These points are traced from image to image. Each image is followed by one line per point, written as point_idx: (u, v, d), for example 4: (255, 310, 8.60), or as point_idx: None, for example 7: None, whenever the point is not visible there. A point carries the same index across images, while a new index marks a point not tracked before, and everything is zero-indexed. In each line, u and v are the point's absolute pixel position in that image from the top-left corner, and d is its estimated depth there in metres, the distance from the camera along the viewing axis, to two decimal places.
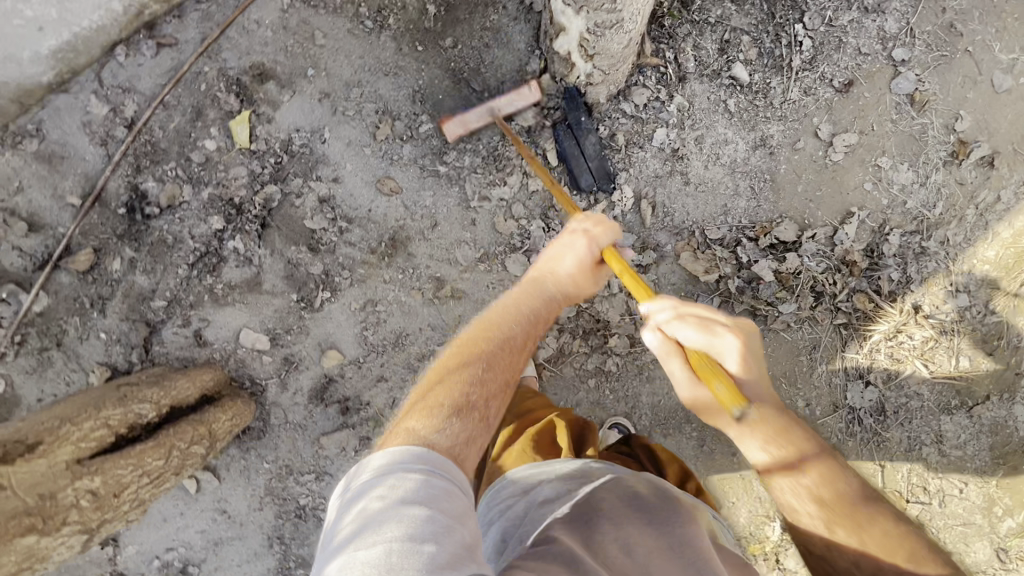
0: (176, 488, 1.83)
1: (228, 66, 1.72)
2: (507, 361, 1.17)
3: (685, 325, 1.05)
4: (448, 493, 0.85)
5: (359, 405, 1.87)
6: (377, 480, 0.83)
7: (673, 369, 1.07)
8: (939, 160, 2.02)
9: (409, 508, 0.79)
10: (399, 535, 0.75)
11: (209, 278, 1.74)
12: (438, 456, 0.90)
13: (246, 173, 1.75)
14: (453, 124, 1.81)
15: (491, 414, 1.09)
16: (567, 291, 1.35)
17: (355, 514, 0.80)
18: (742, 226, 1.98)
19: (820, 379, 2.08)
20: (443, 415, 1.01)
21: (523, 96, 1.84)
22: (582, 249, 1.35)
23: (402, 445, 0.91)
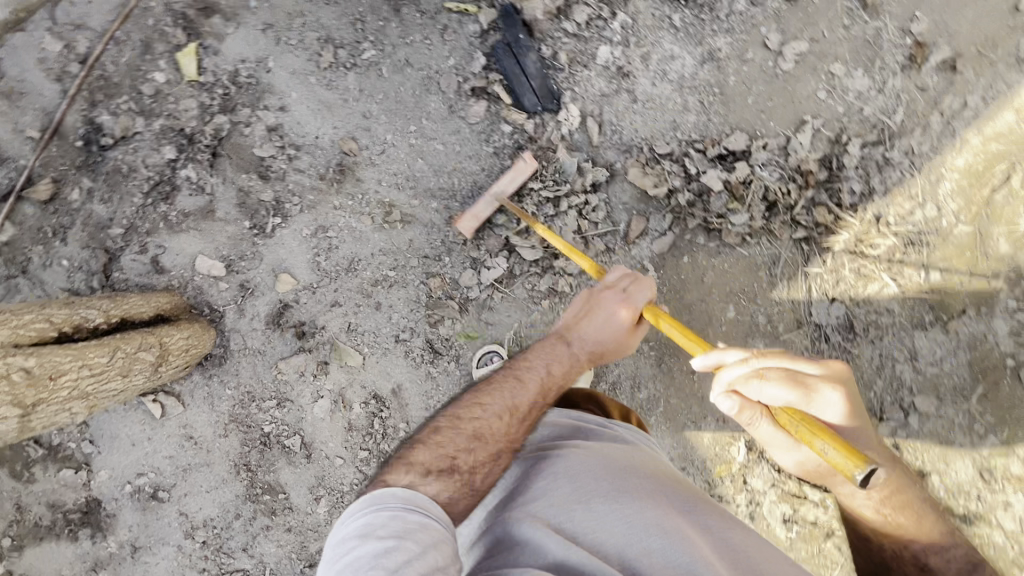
0: (143, 413, 1.91)
1: (174, 2, 1.81)
2: (505, 431, 1.23)
3: (772, 381, 1.08)
4: (423, 527, 0.96)
5: (315, 329, 1.92)
6: (360, 518, 0.94)
7: (763, 429, 1.18)
8: (896, 64, 1.98)
9: (386, 540, 0.90)
10: (376, 565, 0.86)
11: (164, 206, 1.81)
12: (415, 496, 1.01)
13: (196, 105, 1.82)
14: (467, 219, 1.88)
15: (476, 481, 1.13)
16: (590, 348, 1.42)
17: (339, 551, 0.90)
18: (691, 140, 1.96)
19: (781, 296, 2.04)
20: (428, 471, 1.09)
21: (522, 171, 1.92)
22: (615, 311, 1.42)
23: (381, 488, 1.01)
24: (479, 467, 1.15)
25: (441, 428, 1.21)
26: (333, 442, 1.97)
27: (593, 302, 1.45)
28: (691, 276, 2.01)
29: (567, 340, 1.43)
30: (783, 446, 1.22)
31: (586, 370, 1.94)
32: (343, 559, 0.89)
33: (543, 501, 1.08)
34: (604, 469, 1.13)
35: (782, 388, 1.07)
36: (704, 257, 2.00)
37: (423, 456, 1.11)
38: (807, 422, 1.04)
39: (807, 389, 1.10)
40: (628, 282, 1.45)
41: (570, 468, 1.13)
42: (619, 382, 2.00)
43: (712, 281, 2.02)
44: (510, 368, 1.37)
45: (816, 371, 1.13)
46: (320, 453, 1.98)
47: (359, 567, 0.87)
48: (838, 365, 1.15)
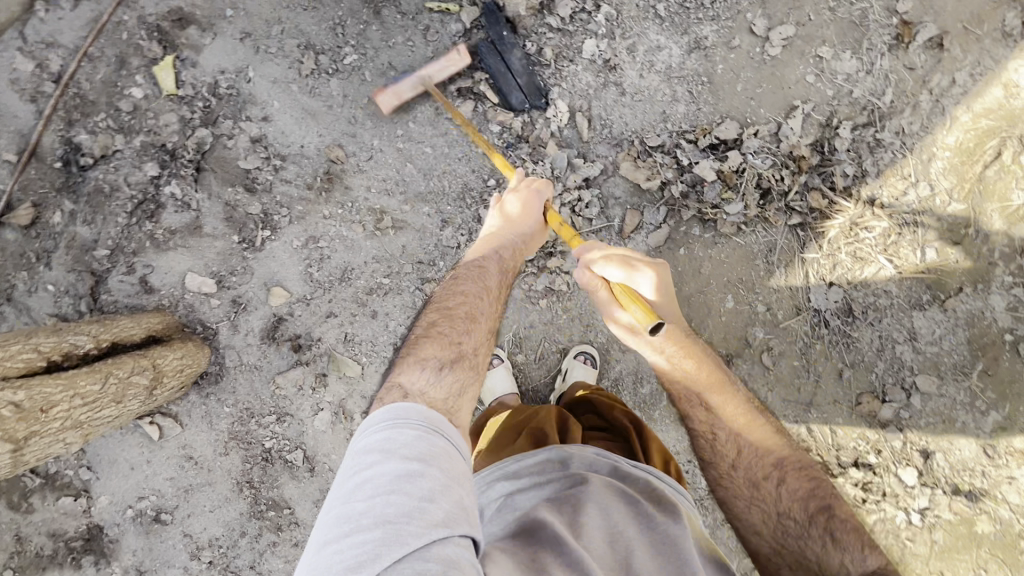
0: (140, 436, 1.87)
1: (148, 14, 1.76)
2: (488, 309, 1.33)
3: (609, 266, 1.31)
4: (445, 454, 0.89)
5: (311, 341, 1.89)
6: (383, 435, 0.89)
7: (614, 307, 1.36)
8: (883, 45, 1.96)
9: (409, 465, 0.84)
10: (398, 490, 0.80)
11: (149, 224, 1.77)
12: (435, 414, 0.96)
13: (177, 119, 1.78)
14: (388, 95, 1.78)
15: (479, 358, 1.23)
16: (523, 243, 1.53)
17: (358, 467, 0.85)
18: (682, 131, 1.94)
19: (780, 284, 2.03)
20: (440, 364, 1.13)
21: (456, 63, 1.84)
22: (536, 207, 1.57)
23: (401, 404, 0.96)
24: (479, 348, 1.24)
25: (432, 326, 1.24)
26: (335, 454, 1.95)
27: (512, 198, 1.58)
28: (688, 271, 1.98)
29: (507, 231, 1.53)
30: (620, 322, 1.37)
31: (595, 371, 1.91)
32: (362, 478, 0.82)
33: (580, 535, 0.97)
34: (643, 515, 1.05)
35: (614, 267, 1.30)
36: (700, 249, 1.98)
37: (431, 353, 1.15)
38: (635, 296, 1.31)
39: (633, 268, 1.30)
40: (534, 183, 1.61)
41: (610, 502, 1.05)
42: (621, 378, 1.99)
43: (710, 272, 2.00)
44: (469, 263, 1.44)
45: (646, 260, 1.32)
46: (324, 466, 1.96)
47: (378, 491, 0.81)
48: (661, 262, 1.32)
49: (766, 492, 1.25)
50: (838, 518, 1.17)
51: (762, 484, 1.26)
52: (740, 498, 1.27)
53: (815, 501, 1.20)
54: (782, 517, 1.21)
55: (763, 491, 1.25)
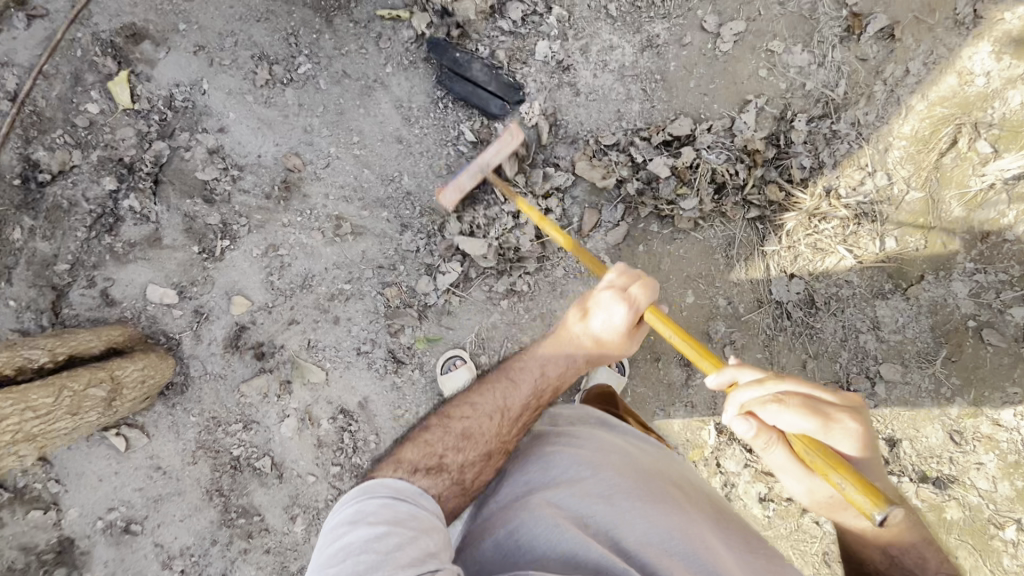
0: (108, 448, 1.88)
1: (101, 30, 1.77)
2: (492, 431, 1.23)
3: (797, 416, 0.98)
4: (414, 516, 0.97)
5: (274, 349, 1.91)
6: (351, 507, 0.96)
7: (778, 459, 1.04)
8: (834, 37, 1.98)
9: (377, 526, 0.91)
10: (367, 548, 0.87)
11: (108, 237, 1.79)
12: (407, 488, 1.02)
13: (134, 133, 1.80)
14: (450, 192, 1.81)
15: (466, 480, 1.15)
16: (586, 351, 1.35)
17: (329, 538, 0.91)
18: (636, 129, 1.96)
19: (740, 277, 2.05)
20: (421, 469, 1.10)
21: (509, 142, 1.84)
22: (613, 310, 1.29)
23: (375, 479, 1.03)
24: (469, 465, 1.17)
25: (430, 427, 1.22)
26: (304, 460, 1.97)
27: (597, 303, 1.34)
28: (649, 267, 2.01)
29: (565, 343, 1.36)
30: (785, 471, 1.05)
31: (619, 376, 1.97)
32: (335, 544, 0.90)
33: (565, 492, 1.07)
34: (635, 480, 1.13)
35: (800, 416, 0.97)
36: (659, 245, 2.01)
37: (412, 455, 1.12)
38: (824, 453, 0.97)
39: (827, 418, 0.99)
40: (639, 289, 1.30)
41: (599, 465, 1.14)
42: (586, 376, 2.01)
43: (669, 268, 2.02)
44: (508, 367, 1.35)
45: (836, 399, 1.02)
46: (292, 472, 1.97)
47: (350, 551, 0.88)
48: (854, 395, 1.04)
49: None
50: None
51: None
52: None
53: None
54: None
55: None
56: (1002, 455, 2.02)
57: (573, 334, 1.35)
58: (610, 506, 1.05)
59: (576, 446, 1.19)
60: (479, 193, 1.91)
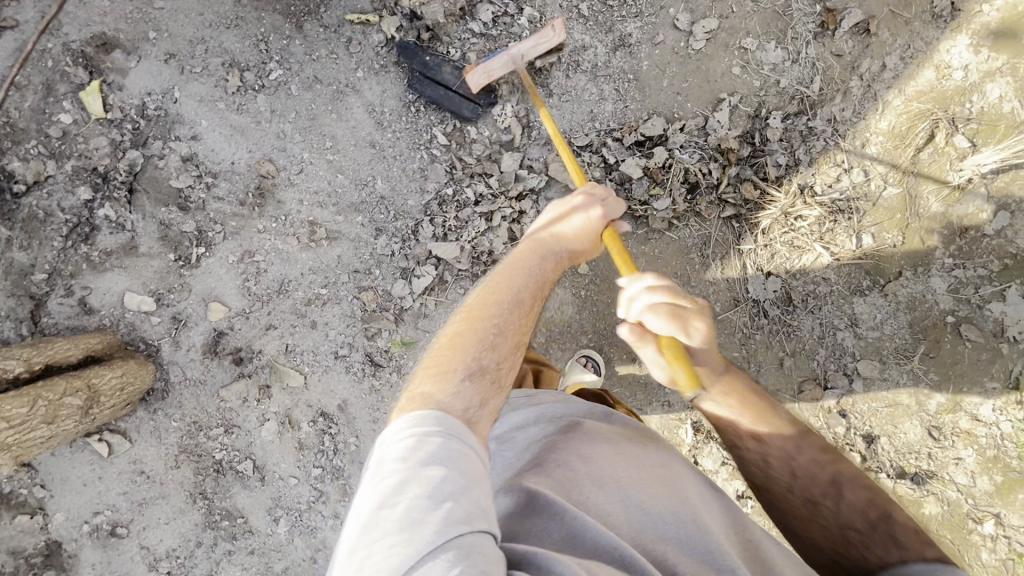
0: (91, 454, 1.91)
1: (71, 40, 1.77)
2: (522, 324, 1.14)
3: (655, 315, 1.15)
4: (469, 454, 0.85)
5: (252, 354, 1.93)
6: (400, 439, 0.83)
7: (646, 354, 1.23)
8: (808, 33, 1.97)
9: (428, 470, 0.80)
10: (419, 497, 0.77)
11: (85, 246, 1.81)
12: (454, 414, 0.89)
13: (107, 142, 1.81)
14: (478, 74, 1.77)
15: (506, 376, 1.04)
16: (570, 250, 1.37)
17: (378, 476, 0.80)
18: (610, 129, 1.95)
19: (716, 276, 2.05)
20: (460, 375, 0.97)
21: (551, 39, 1.80)
22: (592, 216, 1.43)
23: (420, 406, 0.90)
24: (509, 360, 1.06)
25: (457, 330, 1.07)
26: (285, 463, 1.99)
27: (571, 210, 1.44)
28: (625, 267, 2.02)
29: (552, 240, 1.36)
30: (652, 364, 1.23)
31: (597, 378, 1.94)
32: (382, 483, 0.79)
33: (562, 477, 1.07)
34: (629, 464, 1.13)
35: (661, 320, 1.13)
36: (634, 245, 2.00)
37: (451, 361, 0.98)
38: (676, 347, 1.20)
39: (683, 322, 1.14)
40: (608, 197, 1.49)
41: (591, 454, 1.13)
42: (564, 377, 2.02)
43: (645, 268, 2.03)
44: (507, 265, 1.26)
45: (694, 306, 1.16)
46: (274, 475, 1.99)
47: (399, 493, 0.78)
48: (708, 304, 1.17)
49: (824, 509, 1.08)
50: (903, 524, 1.01)
51: (818, 501, 1.09)
52: (800, 518, 1.12)
53: (876, 509, 1.04)
54: (843, 531, 1.06)
55: (821, 509, 1.09)
56: (981, 450, 2.02)
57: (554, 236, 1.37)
58: (607, 490, 1.06)
59: (567, 433, 1.20)
60: (446, 192, 1.92)
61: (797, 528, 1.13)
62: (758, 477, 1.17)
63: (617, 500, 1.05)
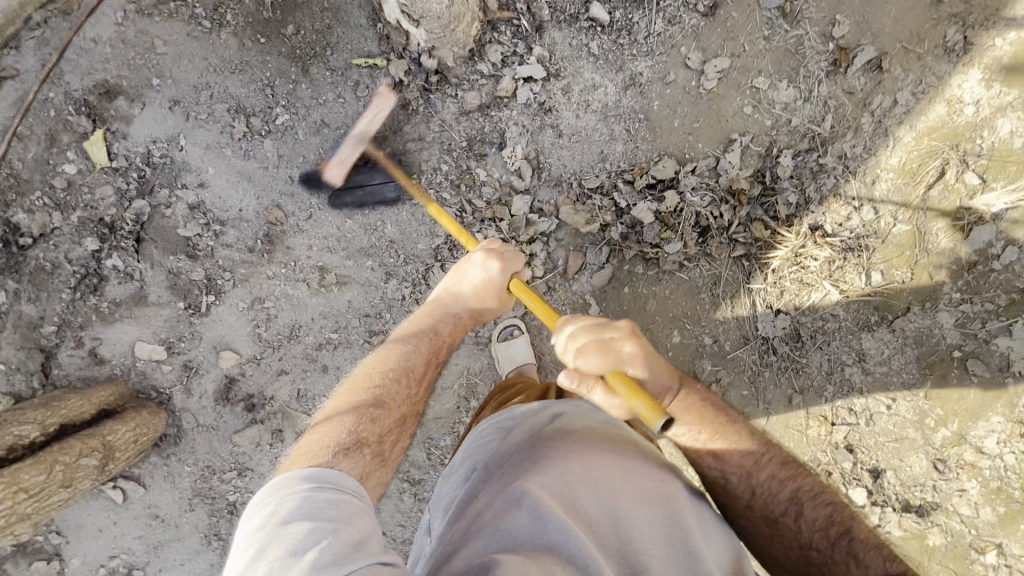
0: (105, 501, 1.92)
1: (73, 88, 1.74)
2: (401, 394, 1.25)
3: (594, 360, 1.07)
4: (331, 505, 0.89)
5: (264, 400, 1.93)
6: (262, 511, 0.87)
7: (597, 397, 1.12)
8: (820, 71, 1.95)
9: (289, 528, 0.83)
10: (284, 553, 0.79)
11: (93, 297, 1.79)
12: (326, 476, 0.95)
13: (113, 191, 1.78)
14: (334, 166, 1.81)
15: (383, 447, 1.15)
16: (469, 311, 1.45)
17: (244, 546, 0.83)
18: (621, 170, 1.95)
19: (726, 315, 2.07)
20: (336, 449, 1.05)
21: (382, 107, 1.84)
22: (484, 272, 1.43)
23: (286, 475, 0.95)
24: (388, 433, 1.17)
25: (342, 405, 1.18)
26: None
27: (467, 267, 1.47)
28: (635, 307, 2.05)
29: (450, 301, 1.47)
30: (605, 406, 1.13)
31: None
32: (246, 551, 0.81)
33: (554, 483, 1.03)
34: (626, 473, 1.07)
35: (595, 361, 1.06)
36: (645, 286, 2.04)
37: (332, 434, 1.08)
38: (626, 382, 1.08)
39: (615, 353, 1.08)
40: (507, 250, 1.46)
41: (587, 462, 1.08)
42: None
43: (655, 309, 2.06)
44: (399, 337, 1.38)
45: (620, 332, 1.11)
46: None
47: (263, 554, 0.80)
48: (630, 323, 1.12)
49: (785, 528, 1.13)
50: (861, 543, 1.06)
51: (780, 520, 1.13)
52: (762, 533, 1.16)
53: (835, 526, 1.10)
54: (804, 551, 1.11)
55: (781, 528, 1.13)
56: (985, 481, 2.02)
57: (450, 298, 1.47)
58: (598, 503, 1.01)
59: (567, 431, 1.16)
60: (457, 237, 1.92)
61: (760, 543, 1.18)
62: (718, 491, 1.20)
63: (606, 514, 1.01)
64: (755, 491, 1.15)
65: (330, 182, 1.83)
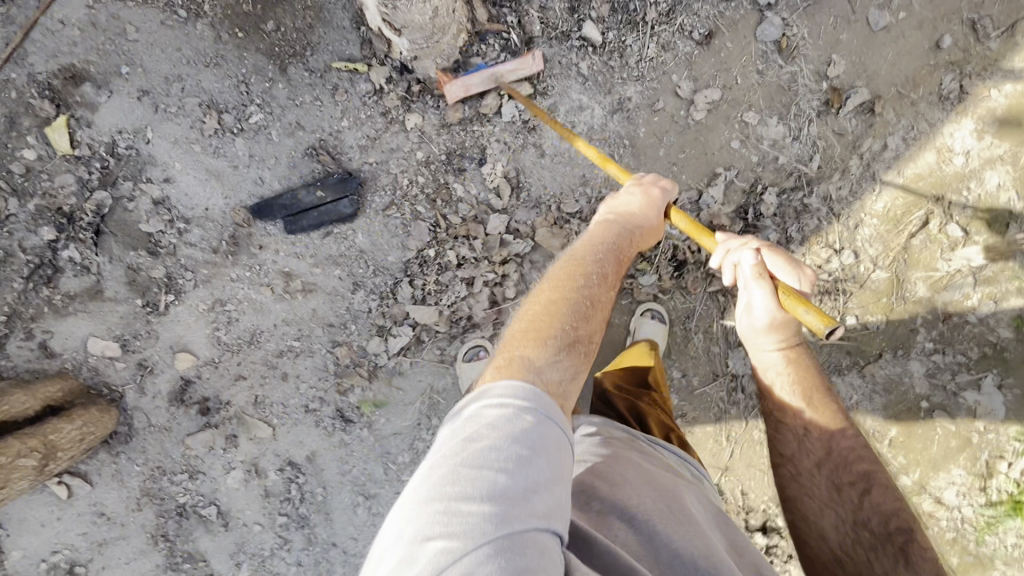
0: (49, 496, 1.87)
1: (37, 71, 1.66)
2: (604, 303, 1.13)
3: (774, 260, 1.19)
4: (558, 446, 0.80)
5: (220, 405, 1.88)
6: (497, 412, 0.81)
7: (753, 293, 1.19)
8: (812, 110, 1.91)
9: (519, 446, 0.76)
10: (510, 471, 0.73)
11: (46, 289, 1.73)
12: (548, 382, 0.88)
13: (74, 180, 1.72)
14: (457, 86, 1.78)
15: (595, 346, 1.06)
16: (644, 233, 1.37)
17: (468, 436, 0.77)
18: (602, 197, 1.90)
19: (697, 349, 2.04)
20: (555, 346, 0.97)
21: (528, 65, 1.83)
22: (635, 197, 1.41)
23: (513, 372, 0.88)
24: (596, 337, 1.06)
25: (549, 298, 1.08)
26: (250, 510, 1.96)
27: (619, 194, 1.45)
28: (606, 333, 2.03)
29: (629, 217, 1.36)
30: (753, 306, 1.20)
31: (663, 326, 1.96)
32: (472, 445, 0.76)
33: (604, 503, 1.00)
34: (667, 506, 1.04)
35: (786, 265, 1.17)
36: (617, 315, 2.02)
37: (548, 329, 0.99)
38: (793, 293, 1.15)
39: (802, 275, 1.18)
40: (659, 180, 1.47)
41: (625, 484, 1.06)
42: None
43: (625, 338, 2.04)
44: (585, 243, 1.27)
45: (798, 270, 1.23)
46: (239, 520, 1.97)
47: (486, 462, 0.74)
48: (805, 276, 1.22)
49: (844, 498, 1.15)
50: (918, 547, 1.06)
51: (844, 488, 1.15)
52: (816, 498, 1.18)
53: (898, 520, 1.09)
54: (856, 528, 1.11)
55: (843, 496, 1.15)
56: (941, 532, 2.03)
57: (626, 215, 1.37)
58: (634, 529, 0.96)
59: (603, 458, 1.15)
60: (428, 253, 1.86)
61: (809, 510, 1.19)
62: (791, 447, 1.24)
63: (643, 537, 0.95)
64: (829, 450, 1.19)
65: (446, 99, 1.81)
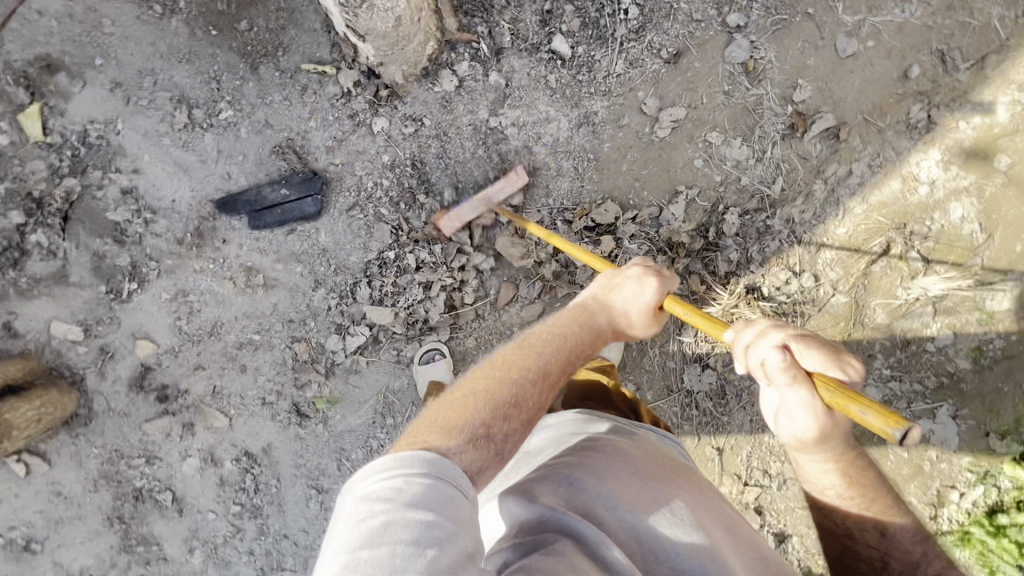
0: (9, 471, 1.92)
1: (13, 58, 1.74)
2: (534, 394, 1.07)
3: (807, 353, 1.01)
4: (454, 500, 0.79)
5: (178, 393, 1.92)
6: (388, 485, 0.77)
7: (788, 396, 1.01)
8: (776, 133, 1.92)
9: (414, 512, 0.74)
10: (407, 537, 0.71)
11: (12, 271, 1.79)
12: (445, 463, 0.84)
13: (45, 166, 1.77)
14: (450, 218, 1.87)
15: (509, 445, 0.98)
16: (615, 323, 1.31)
17: (359, 514, 0.74)
18: (563, 209, 1.95)
19: (652, 362, 2.08)
20: (462, 437, 0.91)
21: (513, 183, 1.91)
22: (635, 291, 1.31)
23: (409, 448, 0.85)
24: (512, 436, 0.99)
25: (473, 382, 1.05)
26: (204, 498, 1.98)
27: (622, 280, 1.34)
28: None
29: (597, 307, 1.31)
30: (794, 410, 1.01)
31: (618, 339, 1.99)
32: (365, 522, 0.73)
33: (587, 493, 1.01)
34: (650, 489, 1.05)
35: (817, 356, 1.00)
36: None
37: (460, 416, 0.95)
38: (839, 387, 0.97)
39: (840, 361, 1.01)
40: (662, 269, 1.35)
41: (610, 471, 1.07)
42: None
43: None
44: (541, 329, 1.23)
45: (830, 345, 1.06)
46: (193, 508, 1.98)
47: (381, 535, 0.71)
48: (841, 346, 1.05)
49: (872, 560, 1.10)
50: None
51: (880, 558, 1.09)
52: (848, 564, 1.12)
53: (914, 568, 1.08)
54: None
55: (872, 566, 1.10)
56: None
57: (603, 306, 1.31)
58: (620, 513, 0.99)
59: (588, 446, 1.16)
60: (389, 255, 1.89)
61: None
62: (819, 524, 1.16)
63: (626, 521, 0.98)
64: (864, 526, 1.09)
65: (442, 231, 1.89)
